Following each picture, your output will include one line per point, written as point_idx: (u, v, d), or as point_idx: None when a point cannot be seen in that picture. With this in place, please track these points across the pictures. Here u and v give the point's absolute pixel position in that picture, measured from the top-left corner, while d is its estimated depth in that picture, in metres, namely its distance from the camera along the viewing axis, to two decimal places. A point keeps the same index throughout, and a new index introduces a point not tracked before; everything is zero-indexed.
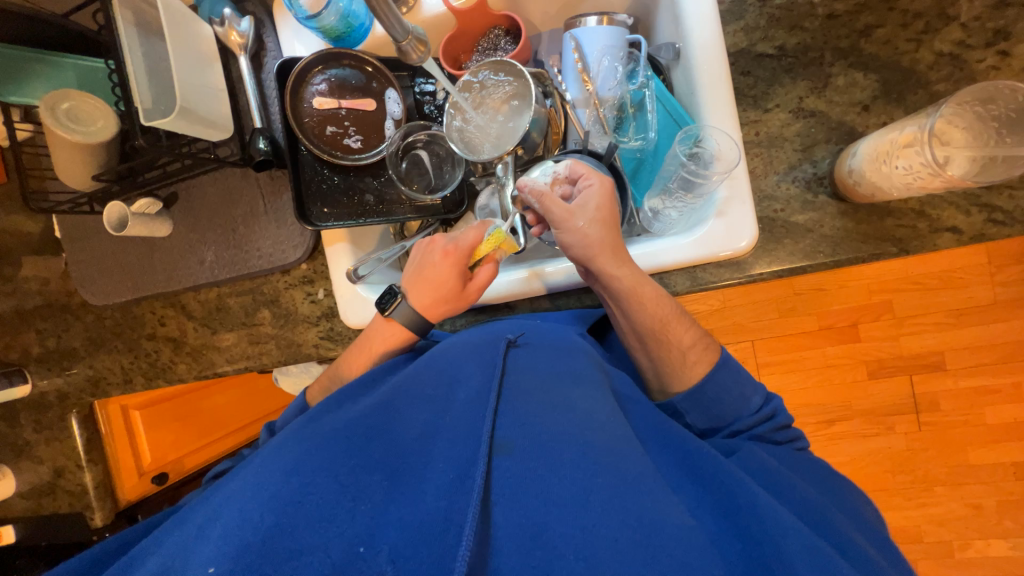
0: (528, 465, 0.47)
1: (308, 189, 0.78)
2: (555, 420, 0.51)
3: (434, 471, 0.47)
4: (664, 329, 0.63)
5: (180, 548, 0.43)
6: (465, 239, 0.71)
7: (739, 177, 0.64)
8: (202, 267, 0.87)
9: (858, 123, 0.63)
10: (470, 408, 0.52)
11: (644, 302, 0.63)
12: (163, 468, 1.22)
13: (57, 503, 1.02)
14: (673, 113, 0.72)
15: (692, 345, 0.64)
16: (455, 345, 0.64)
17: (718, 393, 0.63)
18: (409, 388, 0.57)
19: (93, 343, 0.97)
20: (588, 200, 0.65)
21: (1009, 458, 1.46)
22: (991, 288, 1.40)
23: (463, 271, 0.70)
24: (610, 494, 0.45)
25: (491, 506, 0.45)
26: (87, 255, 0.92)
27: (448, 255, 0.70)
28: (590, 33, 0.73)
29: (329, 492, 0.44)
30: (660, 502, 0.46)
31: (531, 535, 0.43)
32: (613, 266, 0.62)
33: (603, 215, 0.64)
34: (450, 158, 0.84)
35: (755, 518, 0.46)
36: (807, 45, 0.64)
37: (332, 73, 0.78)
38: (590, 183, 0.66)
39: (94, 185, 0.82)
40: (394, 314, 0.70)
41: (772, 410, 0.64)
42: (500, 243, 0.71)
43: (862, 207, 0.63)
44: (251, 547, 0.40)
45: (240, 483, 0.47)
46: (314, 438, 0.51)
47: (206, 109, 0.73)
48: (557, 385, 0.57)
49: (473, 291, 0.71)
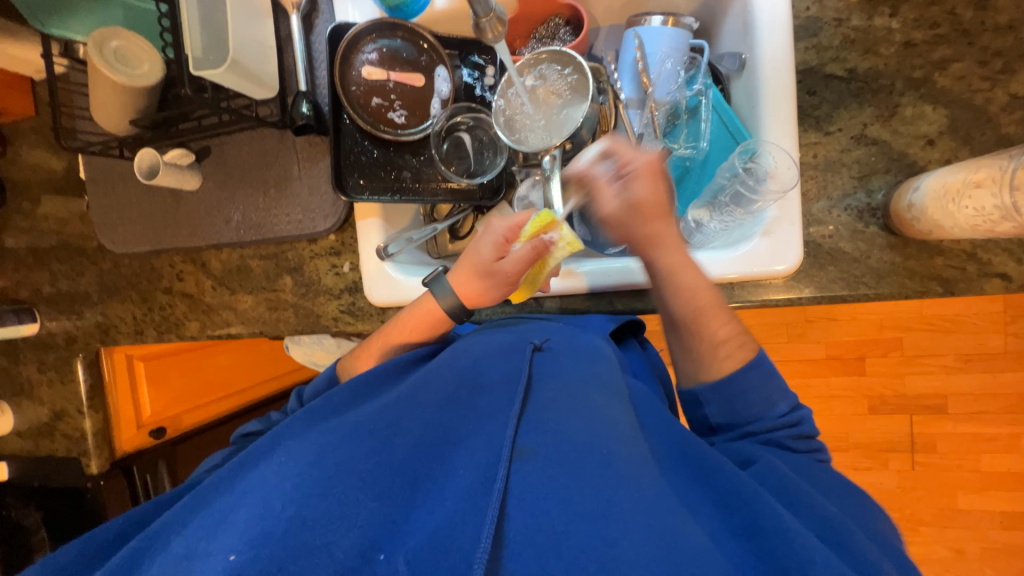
0: (549, 472, 0.45)
1: (346, 159, 0.76)
2: (580, 431, 0.49)
3: (455, 477, 0.46)
4: (697, 320, 0.61)
5: (200, 534, 0.41)
6: (514, 215, 0.66)
7: (791, 199, 0.62)
8: (228, 226, 0.85)
9: (921, 157, 0.62)
10: (492, 413, 0.51)
11: (676, 288, 0.61)
12: (162, 423, 1.18)
13: (54, 446, 1.01)
14: (728, 124, 0.70)
15: (724, 338, 0.60)
16: (481, 345, 0.62)
17: (745, 391, 0.59)
18: (428, 382, 0.56)
19: (107, 290, 0.95)
20: (631, 189, 0.62)
21: (998, 508, 1.46)
22: (1003, 337, 1.40)
23: (500, 247, 0.65)
24: (632, 508, 0.43)
25: (511, 510, 0.43)
26: (110, 200, 0.91)
27: (487, 234, 0.67)
28: (653, 33, 0.71)
29: (351, 487, 0.43)
30: (679, 520, 0.43)
31: (552, 545, 0.40)
32: (656, 255, 0.62)
33: (650, 204, 0.62)
34: (492, 145, 0.82)
35: (780, 540, 0.41)
36: (878, 71, 0.63)
37: (384, 43, 0.76)
38: (632, 170, 0.62)
39: (128, 130, 0.80)
40: (433, 293, 0.68)
41: (798, 417, 0.59)
42: (544, 224, 0.62)
43: (912, 243, 0.62)
44: (269, 538, 0.38)
45: (261, 472, 0.46)
46: (335, 428, 0.50)
47: (256, 64, 0.71)
48: (578, 390, 0.55)
49: (504, 269, 0.65)
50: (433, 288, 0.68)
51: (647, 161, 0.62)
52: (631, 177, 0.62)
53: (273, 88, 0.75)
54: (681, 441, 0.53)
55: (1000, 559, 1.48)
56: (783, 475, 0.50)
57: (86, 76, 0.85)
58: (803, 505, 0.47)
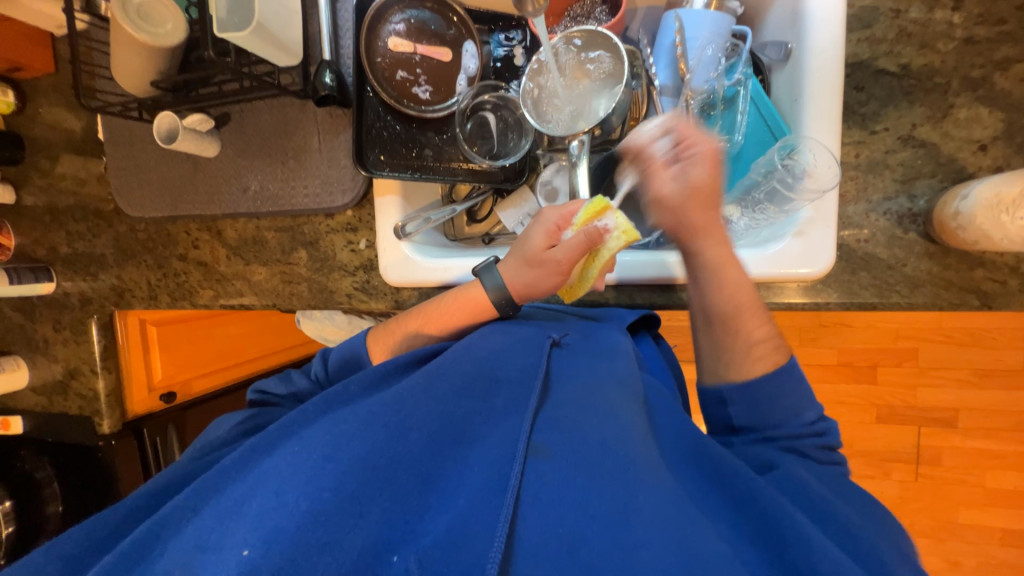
0: (565, 475, 0.45)
1: (367, 133, 0.74)
2: (599, 432, 0.48)
3: (469, 475, 0.45)
4: (737, 316, 0.58)
5: (214, 523, 0.41)
6: (567, 206, 0.65)
7: (828, 200, 0.60)
8: (245, 195, 0.84)
9: (971, 162, 0.59)
10: (508, 410, 0.50)
11: (725, 283, 0.59)
12: (172, 387, 1.19)
13: (68, 404, 1.03)
14: (766, 117, 0.67)
15: (762, 339, 0.58)
16: (497, 335, 0.61)
17: (775, 397, 0.56)
18: (444, 372, 0.54)
19: (123, 254, 0.95)
20: (687, 172, 0.59)
21: (999, 524, 1.45)
22: (1022, 354, 1.36)
23: (552, 233, 0.64)
24: (650, 517, 0.42)
25: (525, 511, 0.42)
26: (128, 163, 0.90)
27: (540, 223, 0.66)
28: (694, 17, 0.67)
29: (365, 483, 0.42)
30: (698, 528, 0.42)
31: (569, 548, 0.40)
32: (702, 245, 0.60)
33: (704, 189, 0.59)
34: (517, 127, 0.79)
35: (804, 553, 0.40)
36: (934, 69, 0.59)
37: (412, 14, 0.74)
38: (693, 152, 0.59)
39: (148, 92, 0.78)
40: (483, 284, 0.66)
41: (824, 427, 0.57)
42: (597, 211, 0.61)
43: (952, 253, 0.60)
44: (284, 533, 0.39)
45: (275, 458, 0.45)
46: (349, 415, 0.49)
47: (282, 29, 0.69)
48: (595, 389, 0.54)
49: (555, 256, 0.63)
50: (483, 277, 0.66)
51: (707, 147, 0.59)
52: (689, 160, 0.59)
53: (296, 56, 0.73)
54: (698, 438, 0.51)
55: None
56: (801, 483, 0.49)
57: (107, 33, 0.83)
58: (827, 517, 0.46)
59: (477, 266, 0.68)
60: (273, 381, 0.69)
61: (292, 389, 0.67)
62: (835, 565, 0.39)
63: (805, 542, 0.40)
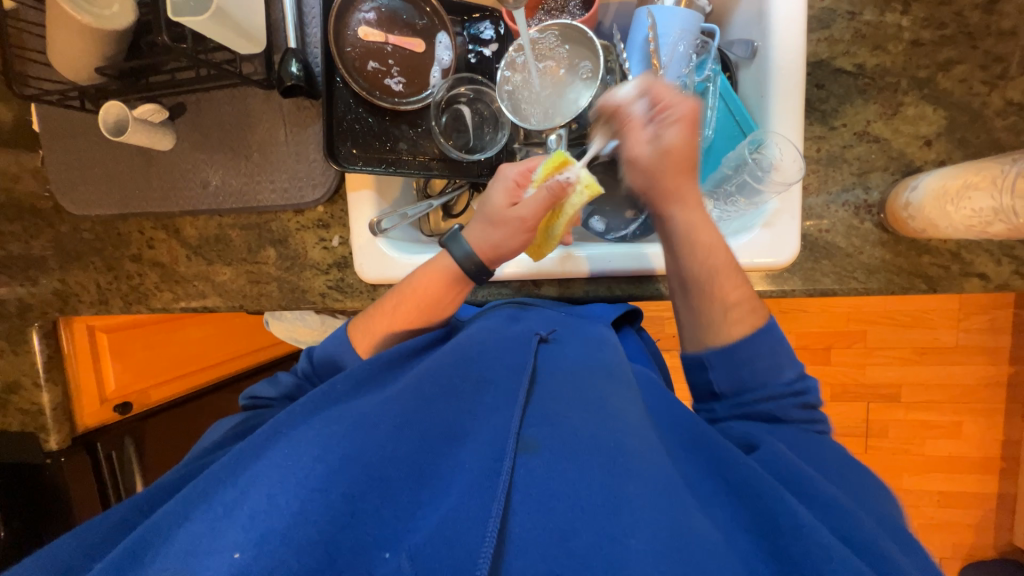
0: (554, 465, 0.44)
1: (338, 126, 0.71)
2: (588, 421, 0.48)
3: (461, 470, 0.45)
4: (711, 280, 0.60)
5: (201, 530, 0.39)
6: (528, 163, 0.67)
7: (794, 192, 0.63)
8: (205, 191, 0.80)
9: (918, 157, 0.63)
10: (499, 404, 0.50)
11: (697, 247, 0.61)
12: (126, 398, 1.11)
13: (7, 420, 0.94)
14: (735, 113, 0.70)
15: (736, 300, 0.59)
16: (485, 332, 0.62)
17: (752, 358, 0.58)
18: (433, 373, 0.54)
19: (67, 255, 0.88)
20: (665, 133, 0.61)
21: (936, 488, 1.59)
22: (955, 332, 1.48)
23: (514, 187, 0.65)
24: (641, 502, 0.41)
25: (516, 505, 0.42)
26: (69, 158, 0.83)
27: (502, 180, 0.66)
28: (666, 14, 0.69)
29: (358, 483, 0.42)
30: (689, 514, 0.42)
31: (557, 539, 0.39)
32: (674, 211, 0.62)
33: (679, 150, 0.61)
34: (493, 120, 0.79)
35: (792, 535, 0.40)
36: (885, 69, 0.64)
37: (383, 3, 0.72)
38: (670, 113, 0.61)
39: (91, 79, 0.72)
40: (450, 251, 0.65)
41: (803, 386, 0.58)
42: (558, 163, 0.64)
43: (903, 241, 0.64)
44: (270, 537, 0.37)
45: (263, 462, 0.44)
46: (339, 419, 0.48)
47: (244, 15, 0.65)
48: (586, 381, 0.54)
49: (514, 211, 0.63)
50: (450, 246, 0.65)
51: (688, 108, 0.61)
52: (667, 121, 0.61)
53: (259, 43, 0.69)
54: (693, 424, 0.52)
55: (936, 534, 1.62)
56: (784, 459, 0.48)
57: (39, 14, 0.76)
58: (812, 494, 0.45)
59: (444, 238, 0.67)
60: (263, 385, 0.66)
61: (281, 390, 0.64)
62: (826, 549, 0.38)
63: (797, 527, 0.40)
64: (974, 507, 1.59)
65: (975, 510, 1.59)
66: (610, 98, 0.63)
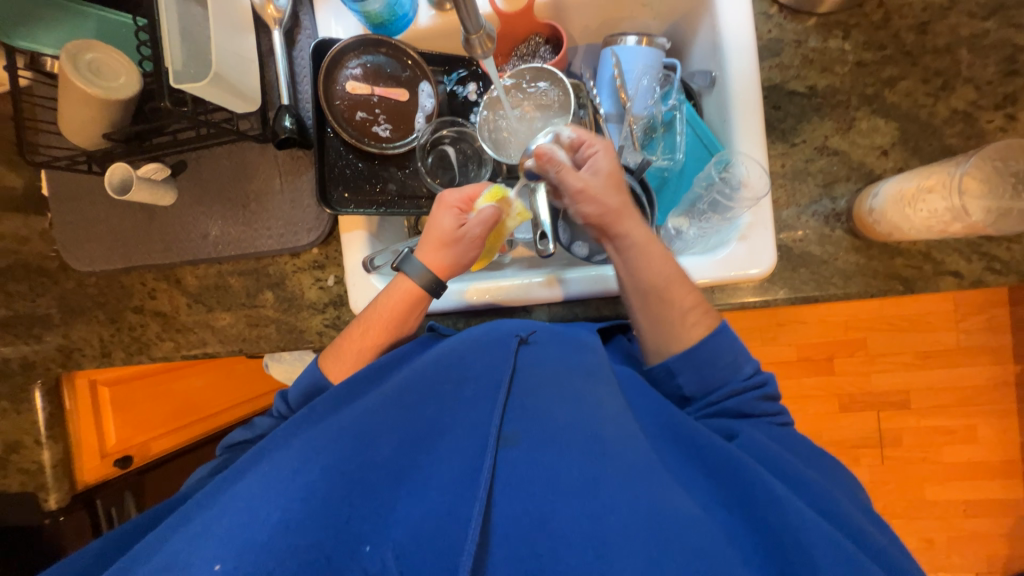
0: (533, 456, 0.48)
1: (330, 172, 0.76)
2: (563, 414, 0.52)
3: (439, 468, 0.48)
4: (666, 288, 0.64)
5: (182, 546, 0.41)
6: (464, 188, 0.72)
7: (764, 206, 0.66)
8: (205, 241, 0.83)
9: (877, 166, 0.67)
10: (479, 404, 0.54)
11: (650, 259, 0.65)
12: (127, 451, 1.13)
13: (6, 482, 0.93)
14: (702, 138, 0.74)
15: (692, 304, 0.64)
16: (466, 340, 0.63)
17: (715, 355, 0.62)
18: (412, 381, 0.57)
19: (72, 311, 0.90)
20: (598, 163, 0.67)
21: (961, 497, 1.54)
22: (955, 334, 1.48)
23: (460, 216, 0.70)
24: (618, 484, 0.46)
25: (495, 495, 0.46)
26: (76, 218, 0.87)
27: (446, 204, 0.71)
28: (630, 52, 0.74)
29: (335, 488, 0.45)
30: (666, 492, 0.47)
31: (536, 520, 0.44)
32: (627, 227, 0.66)
33: (612, 178, 0.67)
34: (476, 158, 0.84)
35: (773, 506, 0.46)
36: (836, 88, 0.68)
37: (368, 59, 0.77)
38: (594, 150, 0.68)
39: (99, 144, 0.77)
40: (406, 273, 0.69)
41: (763, 377, 0.63)
42: (500, 197, 0.72)
43: (875, 245, 0.67)
44: (254, 545, 0.40)
45: (244, 482, 0.46)
46: (321, 432, 0.51)
47: (241, 79, 0.71)
48: (567, 379, 0.57)
49: (470, 234, 0.70)
50: (404, 268, 0.69)
51: (605, 143, 0.69)
52: (593, 156, 0.68)
53: (255, 102, 0.75)
54: (674, 426, 0.57)
55: (967, 546, 1.56)
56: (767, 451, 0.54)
57: (51, 89, 0.81)
58: (797, 482, 0.51)
59: (397, 261, 0.72)
60: (239, 430, 0.68)
61: (258, 430, 0.67)
62: (806, 525, 0.44)
63: (767, 496, 0.47)
64: (1001, 516, 1.54)
65: (1003, 517, 1.54)
66: (539, 147, 0.67)
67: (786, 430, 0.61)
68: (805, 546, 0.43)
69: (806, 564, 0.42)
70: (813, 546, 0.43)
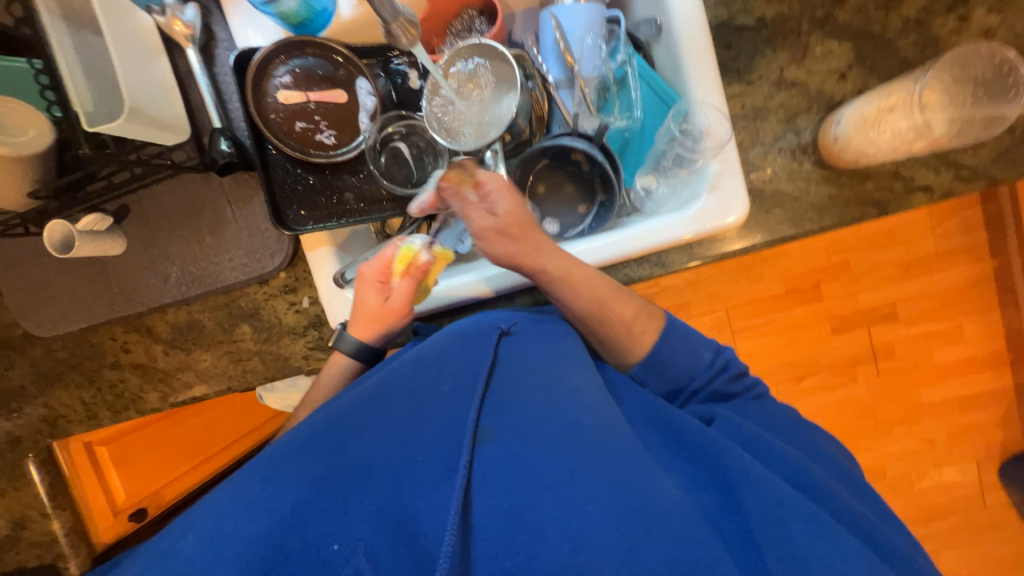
0: (508, 447, 0.47)
1: (281, 191, 0.73)
2: (542, 401, 0.52)
3: (412, 465, 0.46)
4: (601, 309, 0.64)
5: (155, 556, 0.42)
6: (376, 258, 0.68)
7: (729, 152, 0.64)
8: (167, 284, 0.79)
9: (837, 90, 0.66)
10: (456, 399, 0.52)
11: (578, 287, 0.64)
12: (140, 503, 1.16)
13: (22, 558, 0.91)
14: (657, 90, 0.72)
15: (633, 316, 0.66)
16: (441, 338, 0.61)
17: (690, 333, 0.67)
18: (388, 381, 0.55)
19: (44, 379, 0.86)
20: (498, 205, 0.64)
21: (953, 394, 1.60)
22: (933, 240, 1.51)
23: (383, 289, 0.68)
24: (596, 470, 0.45)
25: (473, 494, 0.45)
26: (26, 283, 0.82)
27: (367, 283, 0.67)
28: (568, 11, 0.70)
29: (304, 495, 0.44)
30: (653, 479, 0.47)
31: (512, 518, 0.43)
32: (543, 263, 0.63)
33: (515, 218, 0.64)
34: (430, 149, 0.80)
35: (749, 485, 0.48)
36: (785, 15, 0.66)
37: (296, 63, 0.72)
38: (494, 187, 0.64)
39: (28, 203, 0.72)
40: (344, 351, 0.69)
41: (724, 359, 0.67)
42: (411, 258, 0.67)
43: (844, 172, 0.65)
44: (220, 559, 0.40)
45: (214, 494, 0.46)
46: (293, 441, 0.50)
47: (159, 109, 0.66)
48: (548, 369, 0.57)
49: (395, 307, 0.67)
50: (342, 348, 0.69)
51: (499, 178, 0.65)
52: (493, 196, 0.64)
53: (184, 131, 0.71)
54: (654, 407, 0.59)
55: (967, 439, 1.62)
56: (750, 434, 0.56)
57: None
58: None
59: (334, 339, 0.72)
60: None
61: None
62: (779, 497, 0.47)
63: (755, 483, 0.48)
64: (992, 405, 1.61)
65: (994, 407, 1.61)
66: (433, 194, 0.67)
67: (760, 401, 0.66)
68: (783, 525, 0.45)
69: (782, 530, 0.45)
70: (795, 536, 0.44)
